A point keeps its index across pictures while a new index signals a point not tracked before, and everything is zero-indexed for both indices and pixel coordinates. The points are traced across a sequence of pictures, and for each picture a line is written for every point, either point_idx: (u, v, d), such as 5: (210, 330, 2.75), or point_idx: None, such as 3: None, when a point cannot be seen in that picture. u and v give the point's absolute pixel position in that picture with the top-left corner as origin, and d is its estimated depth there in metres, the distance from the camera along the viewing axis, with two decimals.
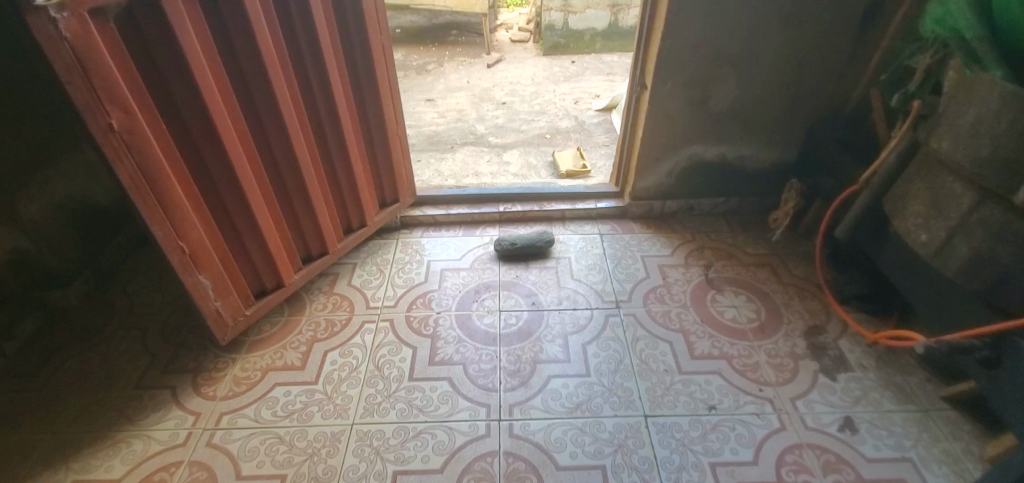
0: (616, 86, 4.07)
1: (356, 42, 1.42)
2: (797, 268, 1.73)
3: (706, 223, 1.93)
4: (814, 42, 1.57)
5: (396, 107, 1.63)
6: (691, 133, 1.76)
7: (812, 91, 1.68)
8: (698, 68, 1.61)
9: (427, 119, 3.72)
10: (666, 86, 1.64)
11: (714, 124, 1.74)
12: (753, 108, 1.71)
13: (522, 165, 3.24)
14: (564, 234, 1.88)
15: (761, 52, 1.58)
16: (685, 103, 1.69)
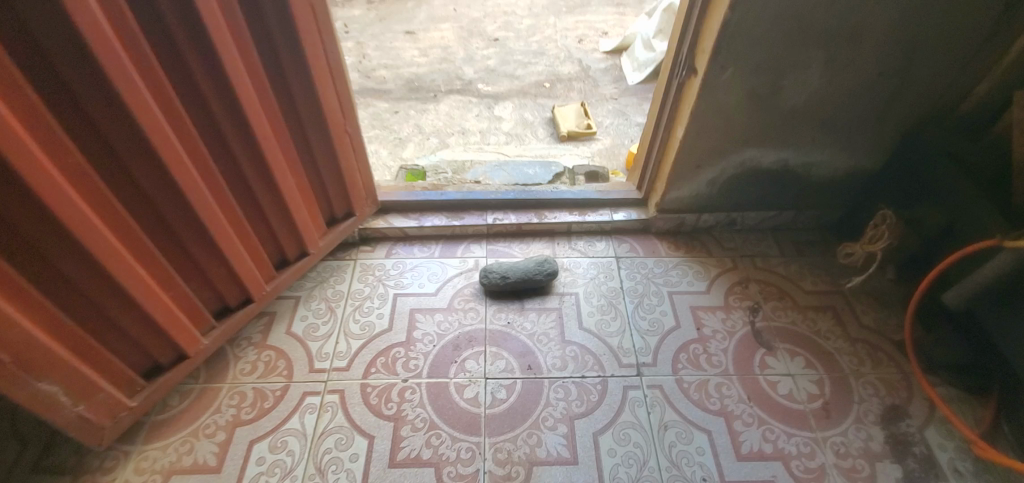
0: (627, 21, 3.40)
1: (268, 7, 0.92)
2: (866, 316, 1.35)
3: (750, 243, 1.51)
4: (947, 17, 1.08)
5: (340, 92, 1.15)
6: (749, 135, 1.30)
7: (923, 83, 1.21)
8: (775, 50, 1.12)
9: (404, 57, 3.09)
10: (725, 74, 1.17)
11: (781, 123, 1.28)
12: (837, 103, 1.24)
13: (517, 123, 2.71)
14: (569, 256, 1.46)
15: (870, 27, 1.09)
16: (747, 95, 1.22)
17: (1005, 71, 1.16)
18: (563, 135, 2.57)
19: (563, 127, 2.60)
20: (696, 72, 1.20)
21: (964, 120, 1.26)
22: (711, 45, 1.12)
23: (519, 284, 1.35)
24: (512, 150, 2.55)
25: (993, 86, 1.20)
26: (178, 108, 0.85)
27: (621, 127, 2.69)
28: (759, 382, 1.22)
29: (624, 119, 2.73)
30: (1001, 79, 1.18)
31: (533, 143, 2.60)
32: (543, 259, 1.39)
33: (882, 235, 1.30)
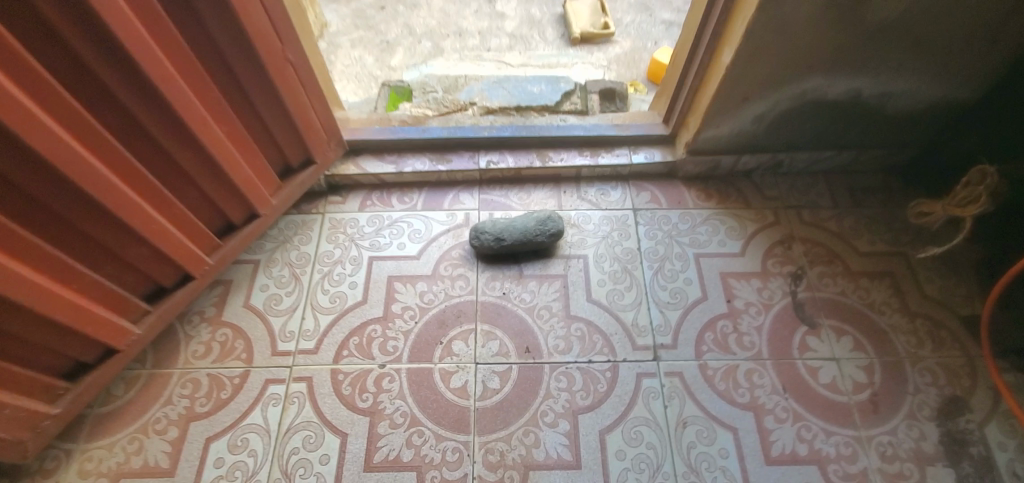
0: None
1: None
2: (930, 285, 1.13)
3: (797, 191, 1.25)
4: None
5: (267, 5, 0.85)
6: (816, 59, 0.99)
7: None
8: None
9: None
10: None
11: (862, 43, 0.96)
12: (945, 16, 0.92)
13: (522, 21, 2.29)
14: (578, 208, 1.21)
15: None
16: (824, 5, 0.89)
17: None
18: (575, 36, 2.15)
19: (576, 27, 2.17)
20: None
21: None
22: None
23: (517, 247, 1.13)
24: (513, 58, 2.14)
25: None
26: (6, 42, 0.59)
27: (644, 26, 2.24)
28: (797, 368, 1.04)
29: (648, 16, 2.28)
30: None
31: (538, 49, 2.18)
32: (545, 214, 1.15)
33: (979, 198, 1.03)
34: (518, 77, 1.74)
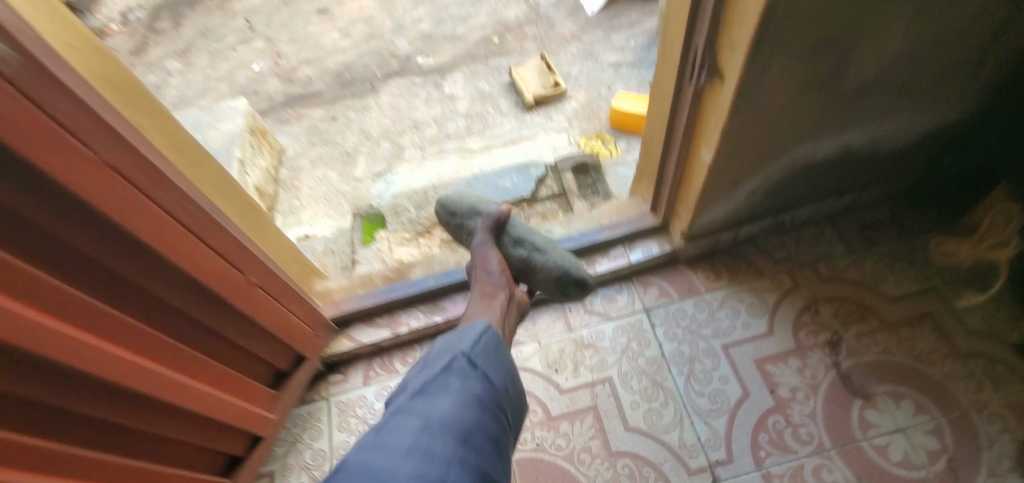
0: None
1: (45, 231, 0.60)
2: (971, 317, 1.06)
3: (808, 244, 1.18)
4: None
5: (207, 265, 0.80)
6: (800, 131, 0.89)
7: None
8: (850, 9, 0.69)
9: (325, 47, 2.63)
10: (774, 66, 0.74)
11: (847, 103, 0.87)
12: (925, 59, 0.83)
13: (472, 97, 2.26)
14: (589, 323, 1.14)
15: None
16: (802, 87, 0.79)
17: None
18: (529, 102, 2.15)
19: (527, 91, 2.17)
20: (724, 74, 0.77)
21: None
22: (744, 45, 0.70)
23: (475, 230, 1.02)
24: (475, 141, 2.12)
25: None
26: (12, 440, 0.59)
27: (594, 74, 2.24)
28: (865, 452, 0.97)
29: (594, 62, 2.29)
30: None
31: (501, 126, 2.16)
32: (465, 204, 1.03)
33: (1009, 239, 1.00)
34: (487, 173, 1.69)
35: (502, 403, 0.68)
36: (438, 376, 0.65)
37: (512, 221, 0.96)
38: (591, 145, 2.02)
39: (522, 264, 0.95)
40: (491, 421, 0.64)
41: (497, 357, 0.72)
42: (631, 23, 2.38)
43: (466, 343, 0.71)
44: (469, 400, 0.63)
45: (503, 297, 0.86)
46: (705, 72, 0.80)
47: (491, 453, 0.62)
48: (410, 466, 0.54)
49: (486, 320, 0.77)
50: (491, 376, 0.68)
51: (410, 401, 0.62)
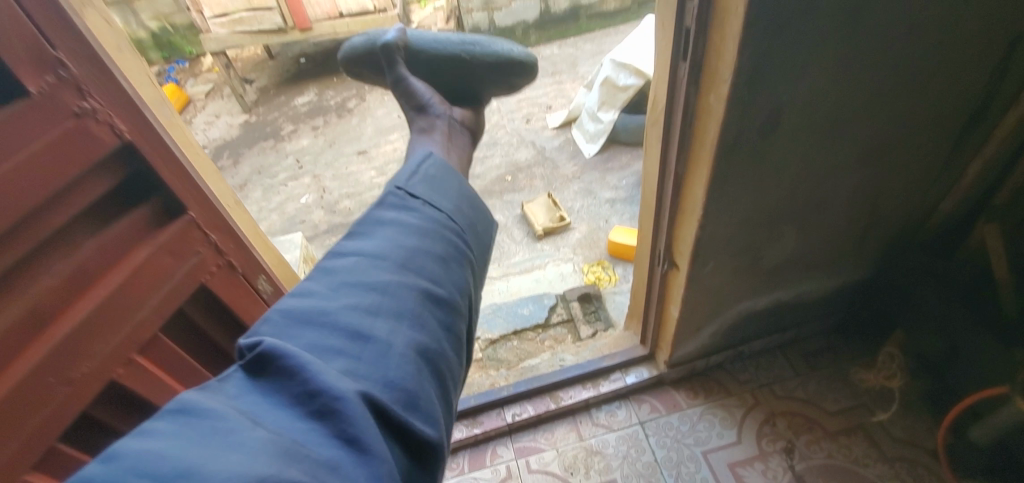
0: (566, 90, 3.29)
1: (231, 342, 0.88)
2: (894, 427, 1.35)
3: (763, 369, 1.52)
4: (909, 159, 0.95)
5: None
6: (741, 295, 1.17)
7: (894, 205, 1.07)
8: (751, 236, 0.98)
9: (363, 182, 2.98)
10: (707, 265, 1.01)
11: (768, 277, 1.14)
12: (816, 252, 1.12)
13: None
14: (595, 434, 1.45)
15: (835, 193, 0.96)
16: (733, 272, 1.08)
17: (964, 188, 1.07)
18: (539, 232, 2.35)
19: (537, 224, 2.38)
20: (678, 264, 1.04)
21: (939, 226, 1.16)
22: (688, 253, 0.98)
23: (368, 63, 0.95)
24: (494, 269, 2.27)
25: (961, 197, 1.09)
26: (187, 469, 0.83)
27: (593, 208, 2.49)
28: None
29: (593, 198, 2.56)
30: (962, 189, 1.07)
31: (516, 256, 2.33)
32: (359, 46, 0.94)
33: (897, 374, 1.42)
34: (508, 302, 1.97)
35: (451, 224, 0.69)
36: (384, 203, 0.68)
37: (415, 40, 0.95)
38: (593, 271, 2.16)
39: (445, 77, 0.98)
40: (436, 241, 0.65)
41: (436, 180, 0.72)
42: (624, 165, 2.69)
43: (414, 163, 0.74)
44: (407, 226, 0.65)
45: (443, 126, 0.90)
46: (664, 262, 1.08)
47: (434, 268, 0.63)
48: (340, 301, 0.55)
49: (429, 149, 0.81)
50: (433, 202, 0.69)
51: (358, 237, 0.64)
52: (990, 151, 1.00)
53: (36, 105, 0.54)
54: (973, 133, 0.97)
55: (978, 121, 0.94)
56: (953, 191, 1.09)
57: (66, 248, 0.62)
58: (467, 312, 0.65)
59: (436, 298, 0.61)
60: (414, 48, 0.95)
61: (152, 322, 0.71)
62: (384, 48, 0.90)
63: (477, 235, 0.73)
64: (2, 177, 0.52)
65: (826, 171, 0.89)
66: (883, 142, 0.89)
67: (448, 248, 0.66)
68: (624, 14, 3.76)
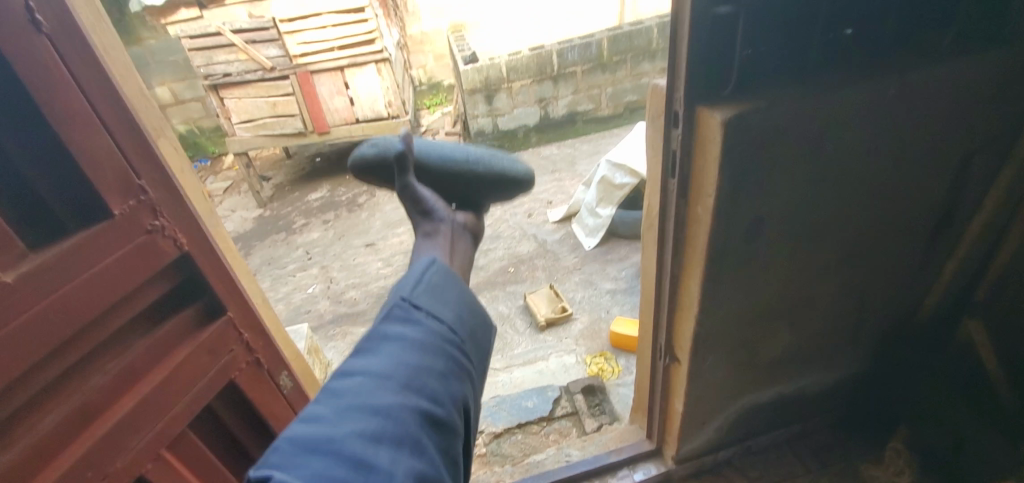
0: (566, 186, 3.49)
1: (232, 432, 0.88)
2: None
3: None
4: (897, 249, 0.90)
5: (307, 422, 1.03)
6: (746, 392, 1.08)
7: (888, 298, 1.00)
8: (741, 333, 0.93)
9: (370, 273, 3.04)
10: (709, 360, 0.95)
11: (771, 373, 1.06)
12: (810, 352, 1.05)
13: (493, 318, 2.54)
14: None
15: (823, 289, 0.92)
16: (733, 367, 1.00)
17: (946, 284, 1.00)
18: (541, 323, 2.39)
19: (539, 314, 2.43)
20: (681, 359, 0.96)
21: (929, 326, 1.07)
22: (689, 347, 0.91)
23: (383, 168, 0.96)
24: (498, 361, 2.29)
25: (947, 292, 1.01)
26: None
27: (594, 299, 2.55)
28: None
29: (593, 289, 2.63)
30: (949, 279, 0.99)
31: (519, 347, 2.35)
32: None
33: None
34: (513, 394, 1.96)
35: (453, 336, 0.71)
36: (387, 318, 0.69)
37: (421, 155, 0.98)
38: (596, 362, 2.17)
39: (448, 182, 0.99)
40: (437, 355, 0.66)
41: (441, 288, 0.75)
42: (622, 258, 2.80)
43: (416, 271, 0.76)
44: (410, 341, 0.66)
45: (446, 231, 0.91)
46: (665, 356, 1.00)
47: (436, 383, 0.63)
48: (345, 428, 0.54)
49: (433, 256, 0.83)
50: (436, 313, 0.71)
51: (362, 353, 0.65)
52: (968, 247, 0.94)
53: (115, 225, 0.65)
54: (950, 227, 0.91)
55: (953, 217, 0.90)
56: (935, 285, 1.01)
57: (118, 349, 0.70)
58: (463, 427, 0.65)
59: (436, 418, 0.60)
60: (419, 161, 0.97)
61: (186, 415, 0.77)
62: (397, 156, 0.87)
63: (477, 345, 0.75)
64: (87, 278, 0.62)
65: (811, 263, 0.85)
66: (855, 235, 0.85)
67: (449, 363, 0.67)
68: (618, 119, 4.07)
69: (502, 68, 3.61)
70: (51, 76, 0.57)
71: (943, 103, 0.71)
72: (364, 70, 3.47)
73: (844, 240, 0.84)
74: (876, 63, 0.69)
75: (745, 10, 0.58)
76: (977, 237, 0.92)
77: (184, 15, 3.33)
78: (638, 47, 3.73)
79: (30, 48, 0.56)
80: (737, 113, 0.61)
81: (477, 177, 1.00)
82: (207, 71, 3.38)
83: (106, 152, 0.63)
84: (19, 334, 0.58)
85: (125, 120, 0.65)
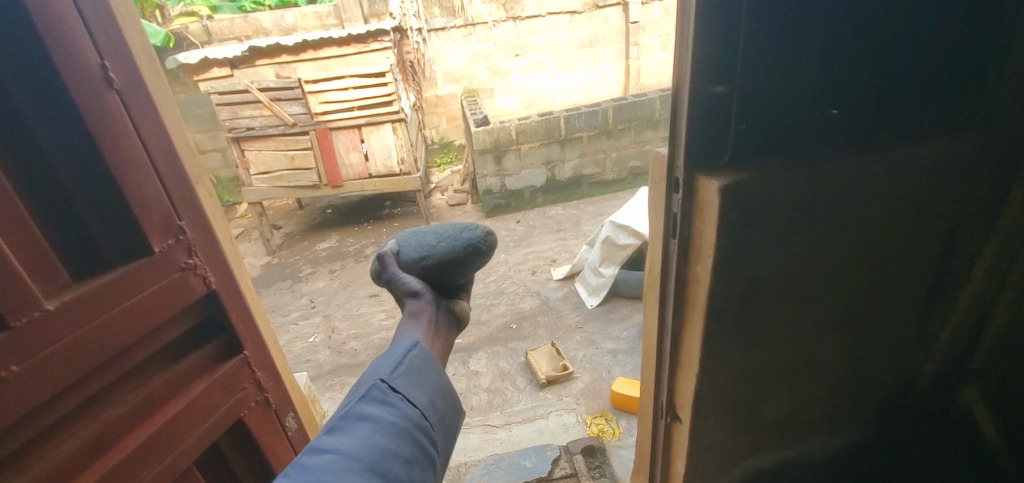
0: (570, 246, 3.56)
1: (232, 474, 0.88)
2: None
3: None
4: (891, 316, 0.94)
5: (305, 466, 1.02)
6: (749, 458, 1.05)
7: (887, 365, 1.02)
8: (743, 391, 0.93)
9: (372, 323, 3.05)
10: (710, 420, 0.94)
11: (774, 437, 1.04)
12: (812, 415, 1.04)
13: (494, 374, 2.53)
14: None
15: (819, 353, 0.94)
16: (734, 429, 0.98)
17: (942, 352, 1.02)
18: (542, 380, 2.37)
19: (540, 372, 2.41)
20: (681, 418, 0.95)
21: (928, 394, 1.07)
22: (690, 404, 0.90)
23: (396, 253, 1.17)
24: (497, 417, 2.25)
25: (942, 359, 1.03)
26: None
27: (595, 358, 2.54)
28: None
29: (596, 348, 2.62)
30: (946, 347, 1.01)
31: (518, 404, 2.32)
32: None
33: None
34: (511, 452, 1.92)
35: (421, 421, 0.87)
36: (363, 399, 0.84)
37: (405, 248, 1.17)
38: (596, 423, 2.14)
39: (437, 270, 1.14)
40: (404, 440, 0.81)
41: (416, 374, 0.92)
42: (624, 317, 2.81)
43: (394, 357, 0.93)
44: (383, 423, 0.81)
45: (429, 314, 1.07)
46: (667, 414, 0.98)
47: (396, 466, 0.77)
48: None
49: (414, 338, 1.01)
50: (408, 397, 0.88)
51: (337, 429, 0.78)
52: (959, 316, 0.97)
53: (152, 262, 0.70)
54: (941, 294, 0.95)
55: (943, 285, 0.94)
56: (932, 352, 1.03)
57: (139, 380, 0.73)
58: None
59: None
60: (407, 253, 1.16)
61: (194, 449, 0.78)
62: (381, 259, 1.15)
63: (440, 428, 0.91)
64: (124, 309, 0.67)
65: (809, 324, 0.88)
66: (851, 299, 0.88)
67: (413, 446, 0.81)
68: (622, 183, 4.20)
69: (512, 131, 3.77)
70: (114, 125, 0.65)
71: (929, 178, 0.77)
72: (381, 130, 3.64)
73: (841, 305, 0.88)
74: (860, 138, 0.75)
75: (737, 90, 0.65)
76: (969, 305, 0.96)
77: (217, 73, 3.48)
78: (641, 117, 3.93)
79: (101, 99, 0.64)
80: (733, 181, 0.67)
81: (439, 262, 1.13)
82: (231, 125, 3.55)
83: (153, 192, 0.70)
84: (57, 359, 0.61)
85: (170, 164, 0.73)
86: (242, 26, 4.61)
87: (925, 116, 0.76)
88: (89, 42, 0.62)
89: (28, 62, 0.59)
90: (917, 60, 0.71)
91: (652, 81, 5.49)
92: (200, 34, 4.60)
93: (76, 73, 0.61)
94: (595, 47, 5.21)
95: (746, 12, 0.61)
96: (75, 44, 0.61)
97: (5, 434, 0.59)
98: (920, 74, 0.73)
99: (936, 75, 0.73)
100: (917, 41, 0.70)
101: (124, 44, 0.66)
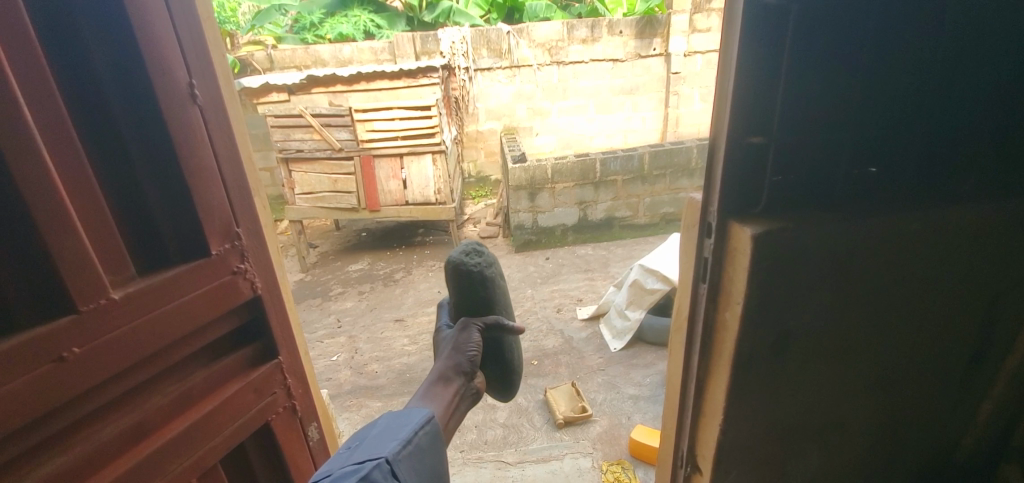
0: (597, 286, 3.55)
1: (252, 475, 0.91)
2: None
3: None
4: (928, 382, 0.91)
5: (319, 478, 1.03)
6: None
7: (923, 435, 0.97)
8: (768, 448, 0.90)
9: (395, 348, 3.08)
10: (732, 475, 0.90)
11: None
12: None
13: (512, 409, 2.50)
14: None
15: (850, 416, 0.91)
16: None
17: (980, 427, 0.98)
18: (559, 420, 2.32)
19: (558, 412, 2.37)
20: (701, 469, 0.91)
21: (963, 469, 1.02)
22: (710, 455, 0.87)
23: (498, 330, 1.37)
24: (510, 454, 2.22)
25: (981, 433, 0.99)
26: None
27: (615, 403, 2.49)
28: None
29: (616, 393, 2.57)
30: (988, 419, 0.97)
31: (534, 442, 2.28)
32: None
33: None
34: None
35: None
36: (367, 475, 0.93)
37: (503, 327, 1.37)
38: (612, 471, 2.08)
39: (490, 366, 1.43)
40: None
41: (414, 459, 1.02)
42: (648, 364, 2.76)
43: (401, 438, 1.03)
44: None
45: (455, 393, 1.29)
46: (684, 465, 0.94)
47: None
48: None
49: (423, 414, 1.12)
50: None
51: None
52: (1001, 388, 0.94)
53: (210, 262, 0.76)
54: (985, 364, 0.91)
55: (985, 355, 0.90)
56: (972, 426, 0.99)
57: (181, 374, 0.78)
58: None
59: None
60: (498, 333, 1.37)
61: (222, 447, 0.82)
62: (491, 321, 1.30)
63: None
64: (178, 304, 0.73)
65: (840, 380, 0.86)
66: (885, 361, 0.86)
67: None
68: (654, 228, 4.20)
69: (548, 170, 3.84)
70: (192, 135, 0.73)
71: (968, 242, 0.77)
72: (422, 159, 3.76)
73: (874, 367, 0.86)
74: (897, 196, 0.75)
75: (775, 142, 0.67)
76: (1010, 378, 0.93)
77: (275, 98, 3.75)
78: (677, 164, 3.96)
79: (184, 112, 0.71)
80: (767, 230, 0.68)
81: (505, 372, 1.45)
82: (282, 146, 3.72)
83: (215, 197, 0.77)
84: (113, 347, 0.66)
85: (235, 173, 0.80)
86: (301, 56, 4.89)
87: (967, 179, 0.76)
88: (180, 63, 0.70)
89: (131, 77, 0.68)
90: (957, 125, 0.72)
91: (691, 130, 5.53)
92: (263, 60, 4.91)
93: (165, 87, 0.69)
94: (635, 94, 5.32)
95: (786, 67, 0.63)
96: (170, 65, 0.69)
97: (54, 415, 0.64)
98: (962, 138, 0.73)
99: (978, 139, 0.74)
100: (957, 106, 0.71)
101: (210, 68, 0.75)
